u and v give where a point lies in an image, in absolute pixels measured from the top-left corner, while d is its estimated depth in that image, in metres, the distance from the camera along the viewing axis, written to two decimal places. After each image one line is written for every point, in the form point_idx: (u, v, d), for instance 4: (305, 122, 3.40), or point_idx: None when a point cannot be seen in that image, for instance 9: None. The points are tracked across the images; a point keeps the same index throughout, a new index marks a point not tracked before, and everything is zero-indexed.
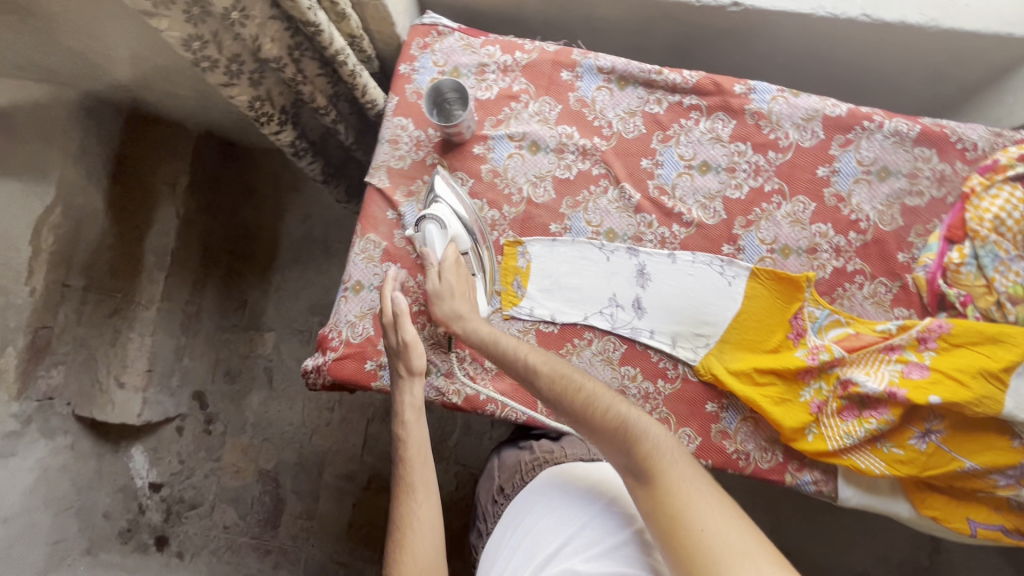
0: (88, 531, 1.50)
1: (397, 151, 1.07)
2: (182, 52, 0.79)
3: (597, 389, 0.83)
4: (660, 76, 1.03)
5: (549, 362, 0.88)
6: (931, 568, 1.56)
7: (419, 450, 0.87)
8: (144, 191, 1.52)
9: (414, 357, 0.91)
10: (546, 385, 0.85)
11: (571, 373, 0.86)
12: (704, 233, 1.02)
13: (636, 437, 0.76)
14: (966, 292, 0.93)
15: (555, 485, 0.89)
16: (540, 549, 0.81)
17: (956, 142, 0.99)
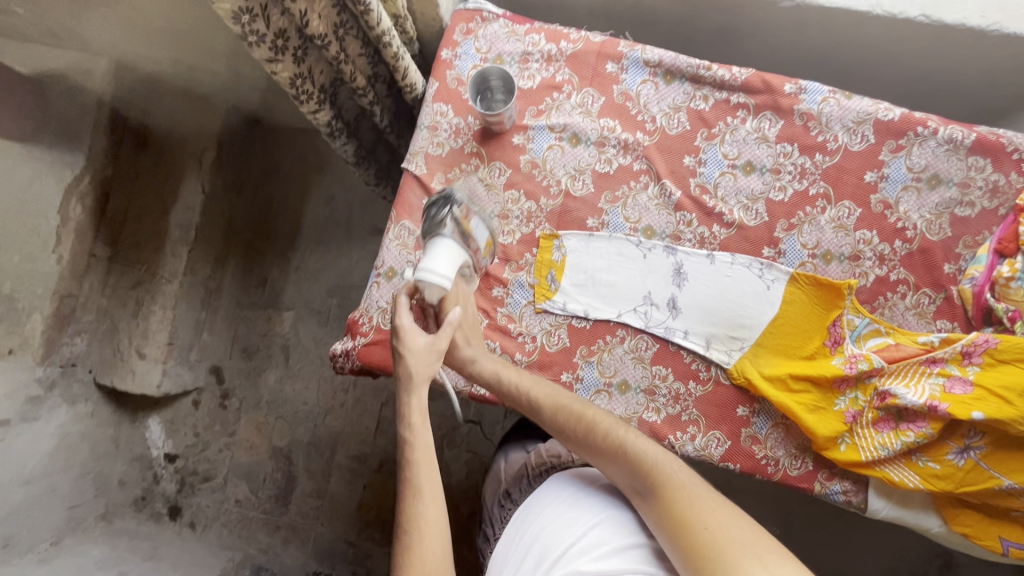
0: (104, 497, 1.55)
1: (435, 137, 1.05)
2: (231, 25, 0.77)
3: (597, 414, 0.87)
4: (709, 72, 1.01)
5: (550, 391, 0.92)
6: None
7: (427, 454, 0.84)
8: (171, 165, 1.52)
9: (432, 359, 0.88)
10: (548, 415, 0.89)
11: (571, 401, 0.90)
12: (744, 234, 1.00)
13: (637, 454, 0.81)
14: (1015, 307, 0.91)
15: (559, 493, 0.88)
16: (547, 552, 0.78)
17: (1012, 152, 0.95)
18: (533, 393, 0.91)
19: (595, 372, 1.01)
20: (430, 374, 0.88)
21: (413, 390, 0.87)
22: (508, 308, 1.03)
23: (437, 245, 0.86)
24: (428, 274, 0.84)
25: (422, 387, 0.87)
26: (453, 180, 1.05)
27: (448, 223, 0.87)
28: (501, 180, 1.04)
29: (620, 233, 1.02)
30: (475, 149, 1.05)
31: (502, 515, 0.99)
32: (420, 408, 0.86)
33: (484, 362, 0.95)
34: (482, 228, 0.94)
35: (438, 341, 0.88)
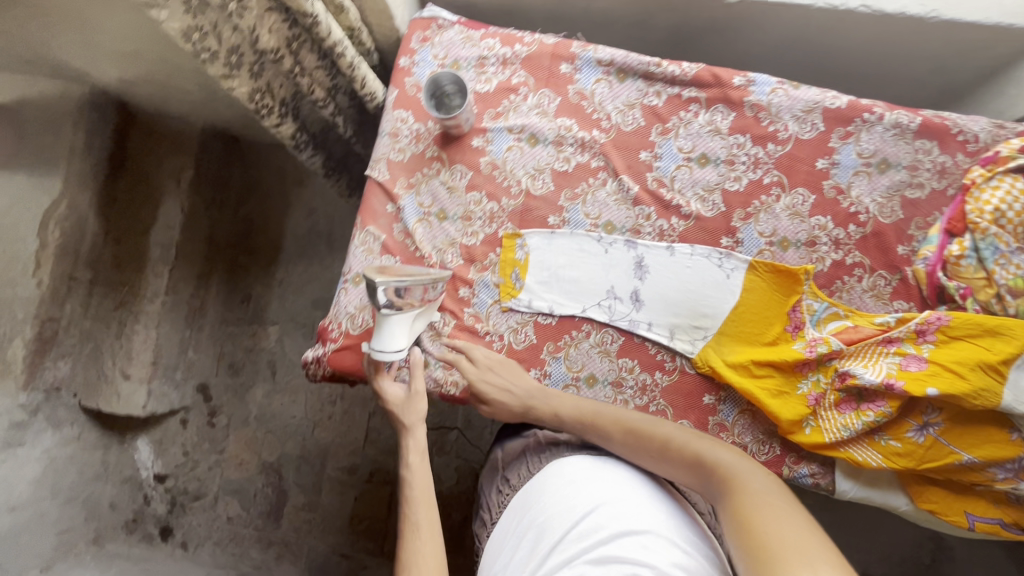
0: (96, 521, 1.52)
1: (397, 144, 1.07)
2: (182, 44, 0.78)
3: (668, 430, 0.86)
4: (660, 68, 1.03)
5: (622, 415, 0.91)
6: (931, 565, 1.56)
7: (422, 492, 0.85)
8: (149, 185, 1.51)
9: (416, 404, 0.94)
10: (618, 436, 0.88)
11: (644, 421, 0.89)
12: (702, 225, 1.02)
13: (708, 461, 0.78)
14: (966, 284, 0.93)
15: (559, 480, 0.86)
16: (545, 539, 0.77)
17: (957, 134, 0.98)
18: (605, 416, 0.91)
19: (562, 367, 1.02)
20: (415, 414, 0.94)
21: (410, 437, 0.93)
22: (474, 308, 1.04)
23: (386, 328, 0.86)
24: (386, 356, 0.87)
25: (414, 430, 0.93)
26: (416, 184, 1.07)
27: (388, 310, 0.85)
28: (463, 182, 1.06)
29: (579, 229, 1.04)
30: (435, 154, 1.07)
31: (501, 500, 0.95)
32: (415, 448, 0.91)
33: (542, 402, 0.96)
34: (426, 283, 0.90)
35: (415, 384, 0.94)
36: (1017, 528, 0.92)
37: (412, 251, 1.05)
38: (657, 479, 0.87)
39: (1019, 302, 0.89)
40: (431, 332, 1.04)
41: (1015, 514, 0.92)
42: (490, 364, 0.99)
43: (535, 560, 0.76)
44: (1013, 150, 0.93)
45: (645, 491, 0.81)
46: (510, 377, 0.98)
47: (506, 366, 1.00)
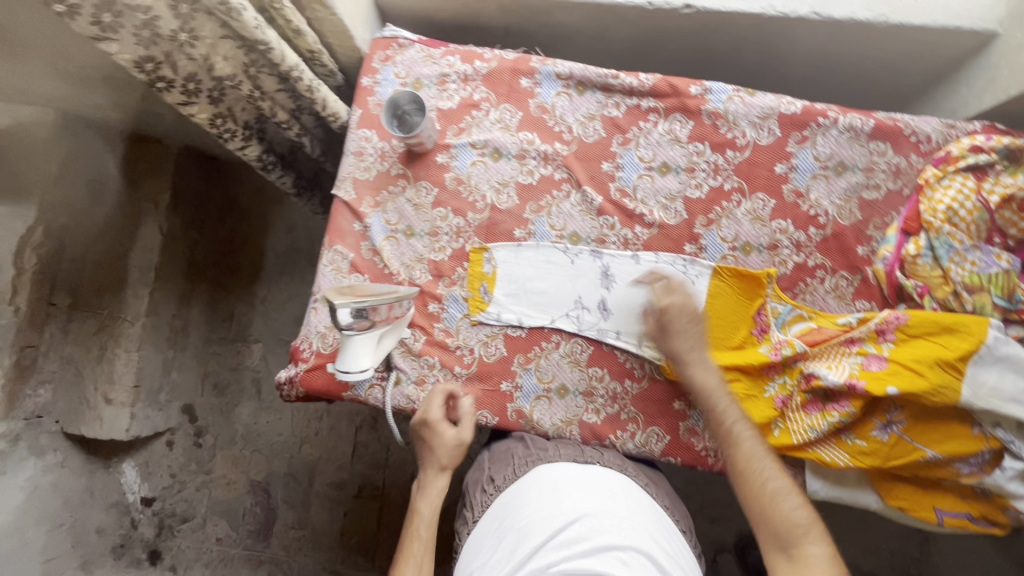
0: (82, 547, 1.50)
1: (362, 163, 1.08)
2: (136, 74, 0.79)
3: (775, 479, 0.85)
4: (617, 80, 1.04)
5: (745, 436, 0.90)
6: (921, 557, 1.56)
7: (423, 555, 0.88)
8: (130, 207, 1.50)
9: (455, 456, 0.96)
10: (730, 450, 0.90)
11: (759, 457, 0.88)
12: (665, 233, 1.03)
13: (793, 527, 0.80)
14: (923, 283, 0.95)
15: (542, 485, 0.88)
16: (523, 541, 0.79)
17: (910, 135, 1.00)
18: (731, 430, 0.90)
19: (533, 379, 1.03)
20: (442, 464, 0.97)
21: (431, 478, 0.96)
22: (445, 323, 1.05)
23: (348, 347, 0.88)
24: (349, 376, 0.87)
25: (436, 476, 0.96)
26: (382, 203, 1.08)
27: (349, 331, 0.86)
28: (429, 199, 1.07)
29: (545, 241, 1.05)
30: (400, 172, 1.08)
31: (485, 499, 0.94)
32: (430, 497, 0.95)
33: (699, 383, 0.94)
34: (389, 304, 0.92)
35: (463, 434, 0.97)
36: (985, 521, 0.94)
37: (380, 269, 1.06)
38: (635, 495, 0.89)
39: (976, 298, 0.92)
40: (402, 348, 1.04)
41: (983, 507, 0.93)
42: (682, 306, 0.97)
43: (511, 559, 0.77)
44: (964, 150, 0.95)
45: (625, 507, 0.84)
46: (690, 333, 0.96)
47: (696, 345, 0.96)
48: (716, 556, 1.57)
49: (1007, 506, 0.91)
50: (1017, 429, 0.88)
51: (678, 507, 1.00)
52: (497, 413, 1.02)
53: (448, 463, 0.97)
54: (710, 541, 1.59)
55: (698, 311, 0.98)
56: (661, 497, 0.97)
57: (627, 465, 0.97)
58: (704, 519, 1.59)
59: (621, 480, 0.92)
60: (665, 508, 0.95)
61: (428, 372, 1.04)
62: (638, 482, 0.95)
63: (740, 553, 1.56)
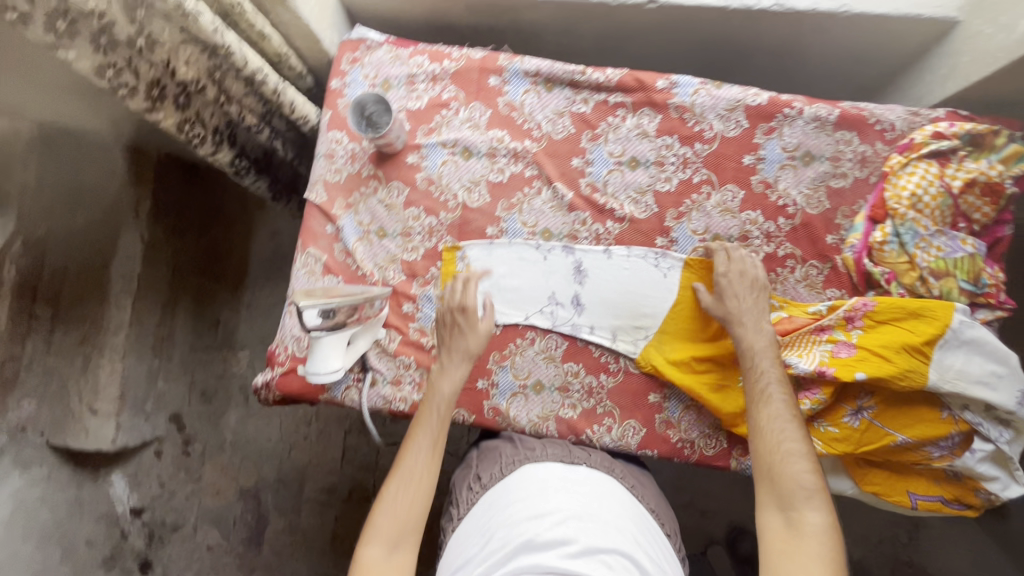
0: (72, 561, 1.46)
1: (333, 165, 1.08)
2: (96, 81, 0.77)
3: (792, 441, 0.82)
4: (584, 76, 1.05)
5: (776, 397, 0.86)
6: (910, 544, 1.53)
7: (436, 434, 0.90)
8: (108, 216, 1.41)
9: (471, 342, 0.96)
10: (756, 407, 0.86)
11: (783, 419, 0.84)
12: (636, 227, 1.04)
13: (798, 491, 0.77)
14: (890, 269, 0.96)
15: (529, 484, 0.88)
16: (509, 538, 0.78)
17: (875, 123, 1.00)
18: (762, 388, 0.87)
19: (509, 376, 1.03)
20: (468, 353, 0.95)
21: (452, 363, 0.95)
22: (419, 323, 1.05)
23: (319, 349, 0.90)
24: (323, 379, 0.90)
25: (458, 365, 0.95)
26: (354, 204, 1.08)
27: (318, 333, 0.88)
28: (400, 199, 1.07)
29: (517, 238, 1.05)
30: (371, 172, 1.08)
31: (471, 497, 0.93)
32: (451, 380, 0.93)
33: (745, 335, 0.92)
34: (359, 303, 0.93)
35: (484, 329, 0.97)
36: (957, 504, 0.94)
37: (353, 270, 1.06)
38: (619, 497, 0.89)
39: (941, 283, 0.93)
40: (377, 349, 1.04)
41: (954, 490, 0.94)
42: (738, 272, 0.97)
43: (496, 556, 0.77)
44: (927, 137, 0.96)
45: (608, 508, 0.85)
46: (748, 300, 0.95)
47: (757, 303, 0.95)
48: (706, 548, 1.57)
49: (979, 488, 0.93)
50: (986, 411, 0.89)
51: (664, 509, 0.97)
52: (473, 409, 1.03)
53: (471, 355, 0.95)
54: (701, 533, 1.59)
55: (758, 278, 0.97)
56: (647, 499, 0.95)
57: (615, 466, 0.97)
58: (694, 511, 1.59)
59: (606, 479, 0.92)
60: (651, 511, 0.93)
61: (402, 371, 1.04)
62: (624, 482, 0.94)
63: (730, 545, 1.56)
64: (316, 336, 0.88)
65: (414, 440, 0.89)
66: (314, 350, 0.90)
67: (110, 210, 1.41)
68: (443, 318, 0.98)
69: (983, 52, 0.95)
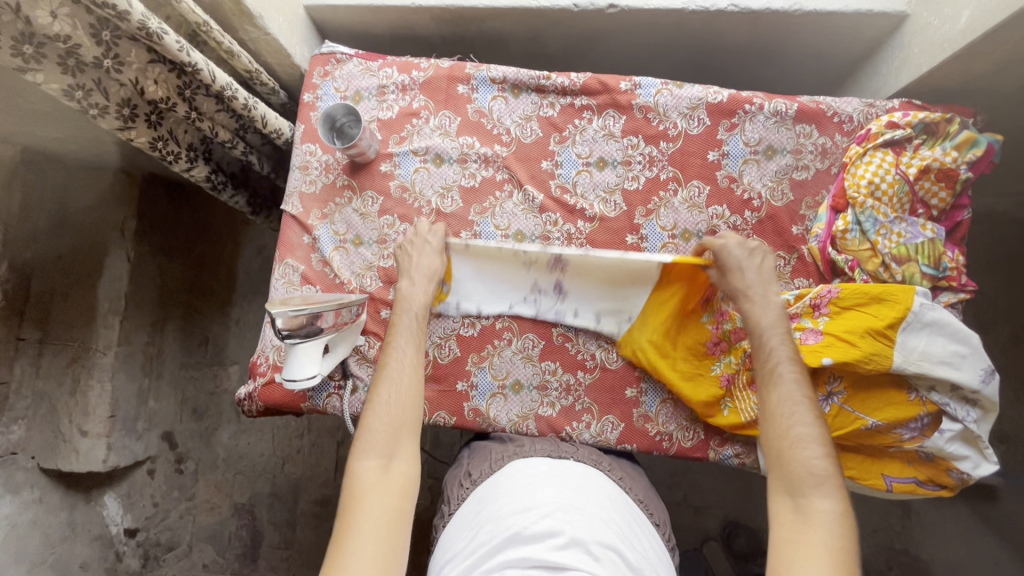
0: None
1: (307, 176, 1.11)
2: (67, 102, 0.81)
3: (804, 425, 0.77)
4: (549, 81, 1.07)
5: (787, 377, 0.82)
6: (903, 531, 1.53)
7: (418, 341, 0.93)
8: (94, 239, 1.42)
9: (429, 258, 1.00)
10: (765, 388, 0.83)
11: (793, 401, 0.79)
12: (606, 226, 1.06)
13: (806, 476, 0.73)
14: (853, 257, 0.98)
15: (516, 480, 0.85)
16: (496, 532, 0.74)
17: (832, 116, 1.03)
18: (772, 368, 0.83)
19: (488, 377, 1.05)
20: (433, 271, 0.99)
21: (420, 282, 0.98)
22: None
23: (296, 356, 0.91)
24: (300, 384, 0.92)
25: (426, 282, 0.98)
26: (329, 214, 1.10)
27: (295, 339, 0.89)
28: (375, 208, 1.09)
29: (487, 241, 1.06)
30: (346, 182, 1.10)
31: (461, 494, 0.91)
32: (422, 297, 0.97)
33: (759, 312, 0.89)
34: (335, 311, 0.94)
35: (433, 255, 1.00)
36: (932, 484, 0.96)
37: (331, 278, 1.08)
38: (607, 489, 0.88)
39: (904, 268, 0.95)
40: (358, 355, 1.06)
41: (928, 471, 0.96)
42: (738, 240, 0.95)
43: (481, 551, 0.73)
44: (882, 126, 0.99)
45: (597, 501, 0.82)
46: (752, 270, 0.93)
47: (768, 279, 0.93)
48: (702, 545, 1.56)
49: (951, 468, 0.94)
50: (951, 391, 0.91)
51: (653, 501, 0.97)
52: (453, 412, 1.04)
53: (436, 273, 0.99)
54: (695, 530, 1.59)
55: (760, 245, 0.95)
56: (635, 491, 0.95)
57: (602, 459, 0.98)
58: (687, 508, 1.60)
59: (593, 473, 0.91)
60: (638, 502, 0.92)
61: None
62: (612, 475, 0.95)
63: (726, 541, 1.56)
64: (293, 341, 0.90)
65: (393, 344, 0.92)
66: (291, 357, 0.91)
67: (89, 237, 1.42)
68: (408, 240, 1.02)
69: (932, 43, 0.98)
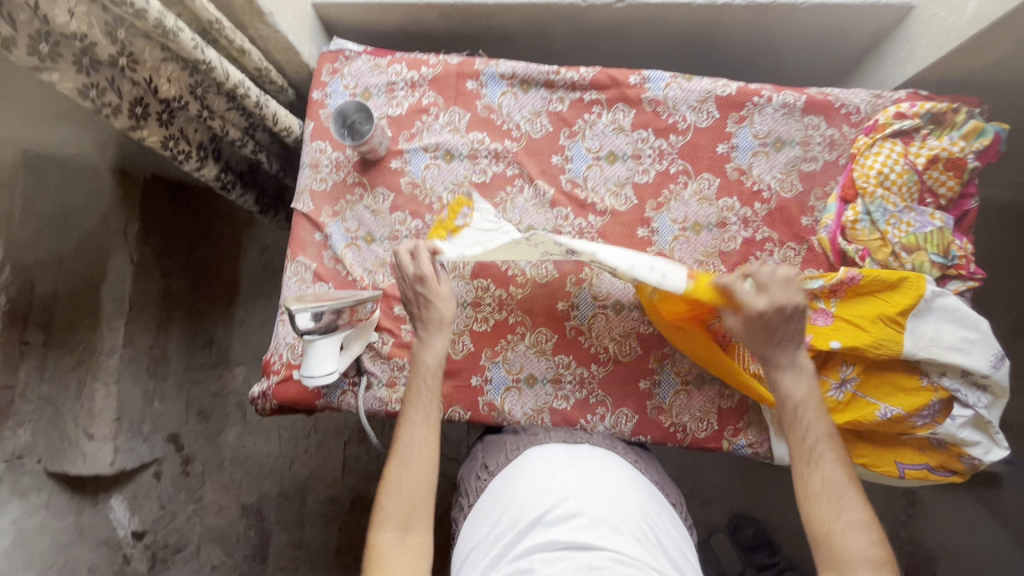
0: None
1: (318, 174, 1.11)
2: (80, 102, 0.80)
3: (852, 510, 0.74)
4: (559, 76, 1.08)
5: (828, 459, 0.79)
6: (907, 520, 1.54)
7: (429, 405, 0.89)
8: (96, 242, 1.40)
9: (438, 310, 0.94)
10: (804, 468, 0.80)
11: (839, 484, 0.77)
12: (618, 219, 1.06)
13: (860, 563, 0.70)
14: (864, 246, 0.99)
15: (533, 464, 0.86)
16: (520, 517, 0.75)
17: (840, 108, 1.04)
18: (812, 448, 0.80)
19: (502, 371, 1.05)
20: (443, 319, 0.94)
21: (431, 334, 0.93)
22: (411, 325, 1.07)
23: (311, 353, 0.92)
24: (316, 381, 0.92)
25: (437, 332, 0.93)
26: (340, 212, 1.10)
27: (310, 337, 0.90)
28: (386, 205, 1.09)
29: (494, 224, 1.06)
30: (356, 180, 1.10)
31: (479, 486, 0.91)
32: (434, 351, 0.92)
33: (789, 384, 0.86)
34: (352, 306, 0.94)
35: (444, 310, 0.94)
36: (943, 471, 0.97)
37: (343, 276, 1.08)
38: (625, 470, 0.89)
39: (913, 258, 0.96)
40: (371, 352, 1.06)
41: (940, 458, 0.97)
42: (774, 294, 0.85)
43: (507, 535, 0.73)
44: (890, 117, 1.00)
45: (615, 480, 0.83)
46: (779, 341, 0.86)
47: (793, 342, 0.86)
48: (709, 536, 1.57)
49: (962, 454, 0.95)
50: (963, 376, 0.92)
51: (668, 482, 0.99)
52: (468, 407, 1.04)
53: (445, 324, 0.94)
54: (702, 522, 1.60)
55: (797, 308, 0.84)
56: (650, 472, 0.96)
57: (616, 443, 0.99)
58: (694, 501, 1.61)
59: (608, 456, 0.92)
60: (655, 483, 0.94)
61: (396, 374, 1.05)
62: (626, 458, 0.96)
63: (732, 532, 1.56)
64: (309, 339, 0.90)
65: (409, 415, 0.88)
66: (308, 354, 0.92)
67: (94, 237, 1.39)
68: (409, 297, 0.95)
69: (939, 34, 0.99)
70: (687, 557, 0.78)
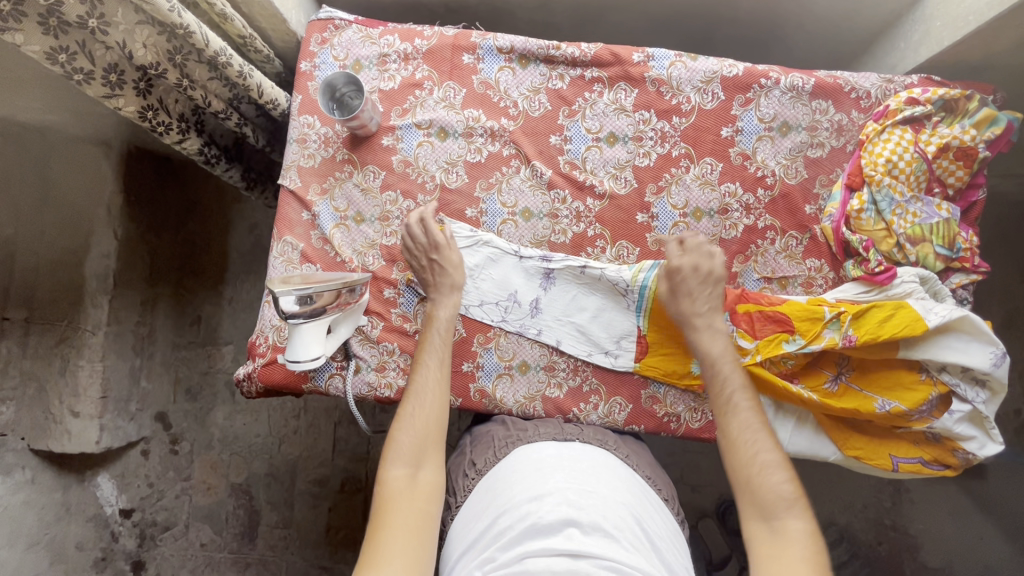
0: (62, 564, 1.41)
1: (305, 150, 1.06)
2: (49, 66, 0.76)
3: (767, 451, 0.77)
4: (559, 51, 1.03)
5: (743, 408, 0.82)
6: (894, 508, 1.54)
7: (443, 353, 0.93)
8: (76, 220, 1.34)
9: (450, 271, 0.98)
10: (725, 418, 0.83)
11: (754, 428, 0.80)
12: (616, 204, 1.03)
13: (777, 499, 0.73)
14: (868, 237, 0.97)
15: (524, 466, 0.83)
16: (512, 523, 0.71)
17: (850, 91, 1.00)
18: (729, 398, 0.84)
19: (493, 358, 1.02)
20: (454, 283, 0.98)
21: (443, 295, 0.97)
22: (401, 308, 1.04)
23: (298, 337, 0.88)
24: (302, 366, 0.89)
25: (448, 293, 0.97)
26: (329, 189, 1.06)
27: (297, 321, 0.87)
28: (377, 183, 1.05)
29: (461, 231, 1.03)
30: (346, 156, 1.05)
31: (467, 485, 0.88)
32: (445, 308, 0.96)
33: (702, 334, 0.91)
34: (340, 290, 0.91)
35: (455, 274, 0.98)
36: (938, 464, 0.96)
37: (332, 256, 1.04)
38: (617, 470, 0.86)
39: (917, 249, 0.95)
40: (360, 336, 1.03)
41: (936, 452, 0.96)
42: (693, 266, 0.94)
43: (498, 544, 0.70)
44: (901, 103, 0.97)
45: (609, 483, 0.80)
46: (702, 297, 0.93)
47: (711, 299, 0.93)
48: (698, 522, 1.57)
49: (957, 448, 0.94)
50: (962, 372, 0.91)
51: (659, 475, 0.95)
52: (459, 394, 1.02)
53: (457, 285, 0.98)
54: (693, 508, 1.60)
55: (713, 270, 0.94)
56: (643, 468, 0.93)
57: (607, 438, 0.96)
58: (684, 487, 1.61)
59: (602, 454, 0.89)
60: (647, 479, 0.91)
61: (386, 358, 1.03)
62: (618, 454, 0.93)
63: (721, 518, 1.56)
64: (297, 322, 0.87)
65: (421, 361, 0.92)
66: (297, 343, 0.88)
67: (77, 211, 1.34)
68: (420, 264, 0.99)
69: (955, 16, 0.94)
70: (682, 559, 0.77)
